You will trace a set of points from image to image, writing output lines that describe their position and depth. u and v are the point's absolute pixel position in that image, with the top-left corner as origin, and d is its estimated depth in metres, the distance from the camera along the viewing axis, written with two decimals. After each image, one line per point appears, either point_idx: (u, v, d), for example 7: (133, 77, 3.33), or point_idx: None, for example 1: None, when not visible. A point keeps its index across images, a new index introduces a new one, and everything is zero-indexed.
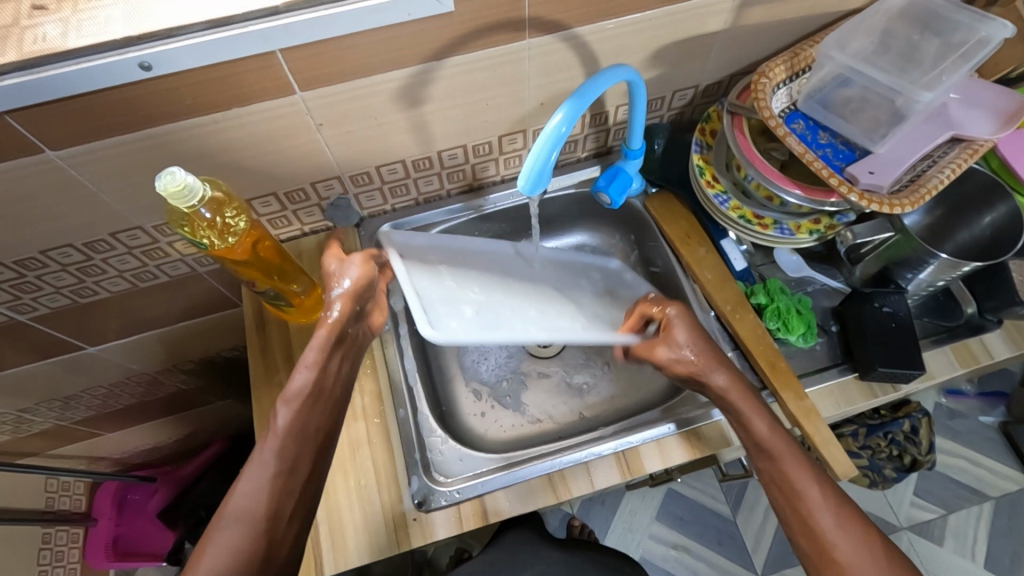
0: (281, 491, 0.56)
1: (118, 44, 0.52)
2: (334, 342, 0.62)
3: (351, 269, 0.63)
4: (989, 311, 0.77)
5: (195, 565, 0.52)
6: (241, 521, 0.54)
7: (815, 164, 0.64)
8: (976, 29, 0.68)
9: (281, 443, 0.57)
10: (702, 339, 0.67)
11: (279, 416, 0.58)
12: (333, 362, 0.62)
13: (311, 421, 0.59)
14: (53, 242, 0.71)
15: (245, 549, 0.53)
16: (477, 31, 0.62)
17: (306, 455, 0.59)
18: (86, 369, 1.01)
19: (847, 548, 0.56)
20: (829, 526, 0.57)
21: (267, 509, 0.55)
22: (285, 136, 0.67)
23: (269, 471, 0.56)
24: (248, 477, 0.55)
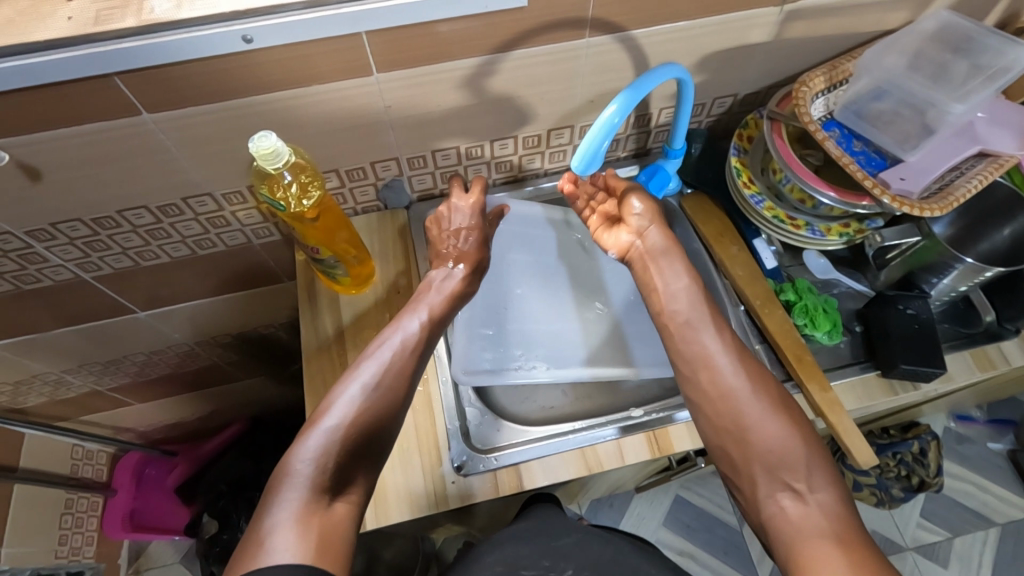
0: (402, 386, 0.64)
1: (224, 17, 0.58)
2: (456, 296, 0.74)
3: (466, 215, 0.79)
4: (1007, 320, 0.81)
5: (320, 421, 0.59)
6: (369, 392, 0.61)
7: (851, 167, 0.69)
8: (1005, 54, 0.72)
9: (401, 343, 0.67)
10: (651, 213, 0.72)
11: (409, 325, 0.69)
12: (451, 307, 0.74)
13: (429, 334, 0.70)
14: (129, 203, 0.76)
15: (369, 416, 0.59)
16: (542, 27, 0.67)
17: (419, 364, 0.67)
18: (132, 334, 1.05)
19: (756, 412, 0.61)
20: (754, 410, 0.61)
21: (390, 394, 0.62)
22: (356, 115, 0.72)
23: (396, 363, 0.65)
24: (376, 361, 0.64)
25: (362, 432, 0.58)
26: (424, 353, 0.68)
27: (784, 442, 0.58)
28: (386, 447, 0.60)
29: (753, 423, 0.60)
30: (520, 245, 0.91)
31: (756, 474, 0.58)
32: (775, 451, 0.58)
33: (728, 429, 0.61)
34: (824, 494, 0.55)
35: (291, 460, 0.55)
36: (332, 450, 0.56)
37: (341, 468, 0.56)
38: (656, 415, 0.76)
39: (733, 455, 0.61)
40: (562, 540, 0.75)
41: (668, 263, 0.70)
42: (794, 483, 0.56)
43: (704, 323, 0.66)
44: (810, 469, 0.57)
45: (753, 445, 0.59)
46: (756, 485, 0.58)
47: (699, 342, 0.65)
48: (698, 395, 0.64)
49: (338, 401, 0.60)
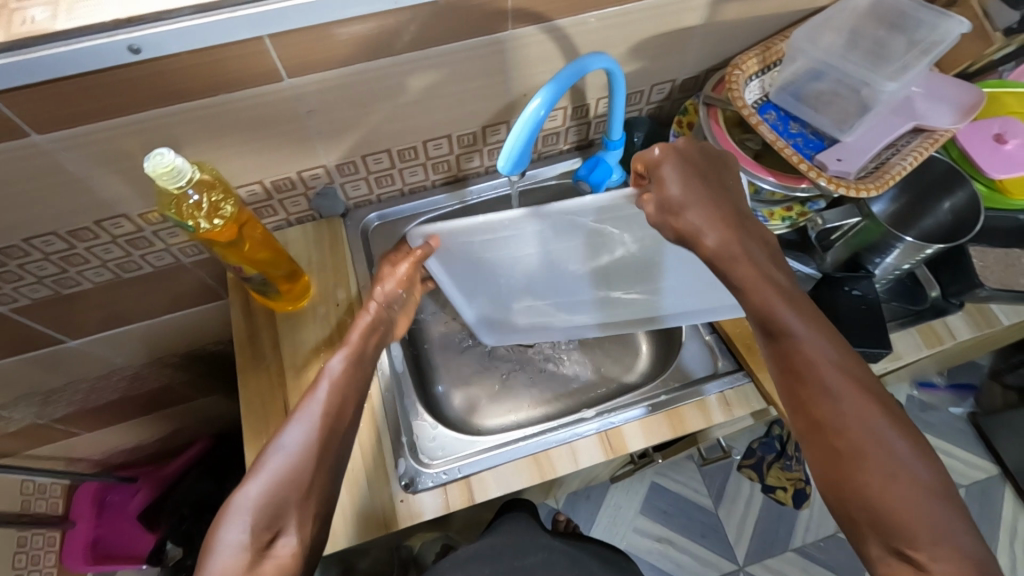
0: (329, 430, 0.58)
1: (108, 27, 0.53)
2: (370, 327, 0.68)
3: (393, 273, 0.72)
4: (953, 294, 0.80)
5: (244, 483, 0.53)
6: (290, 456, 0.55)
7: (786, 151, 0.68)
8: (937, 26, 0.71)
9: (336, 384, 0.62)
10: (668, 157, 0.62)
11: (333, 364, 0.63)
12: (365, 340, 0.67)
13: (360, 370, 0.65)
14: (36, 229, 0.71)
15: (297, 480, 0.54)
16: (461, 21, 0.64)
17: (351, 408, 0.62)
18: (67, 364, 0.99)
19: (874, 442, 0.48)
20: (877, 447, 0.48)
21: (317, 439, 0.57)
22: (272, 122, 0.68)
23: (321, 411, 0.59)
24: (302, 423, 0.57)
25: (294, 486, 0.54)
26: (338, 411, 0.60)
27: (913, 488, 0.46)
28: (317, 492, 0.55)
29: (872, 463, 0.48)
30: (499, 243, 0.74)
31: (864, 530, 0.48)
32: (887, 500, 0.47)
33: (831, 471, 0.50)
34: (951, 563, 0.44)
35: (219, 529, 0.51)
36: (264, 506, 0.52)
37: (270, 522, 0.52)
38: (609, 416, 0.75)
39: (840, 506, 0.49)
40: (528, 559, 0.75)
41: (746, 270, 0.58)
42: (912, 552, 0.45)
43: (815, 333, 0.54)
44: (937, 532, 0.45)
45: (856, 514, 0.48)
46: (866, 540, 0.48)
47: (798, 354, 0.53)
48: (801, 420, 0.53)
49: (263, 465, 0.54)
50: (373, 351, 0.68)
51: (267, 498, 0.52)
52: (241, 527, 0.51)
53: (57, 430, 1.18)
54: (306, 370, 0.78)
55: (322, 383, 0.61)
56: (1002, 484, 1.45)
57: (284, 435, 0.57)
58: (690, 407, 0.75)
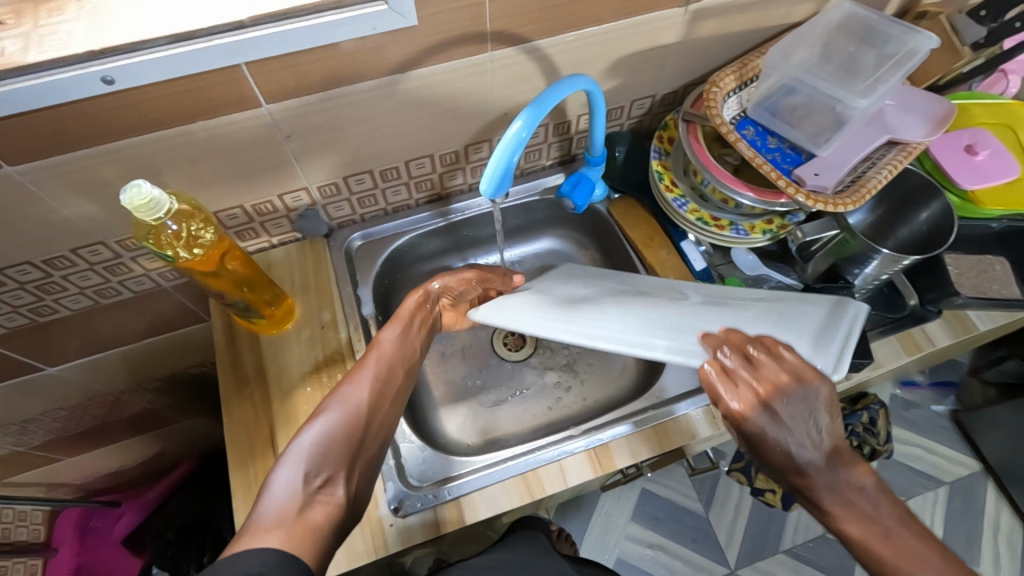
0: (379, 394, 0.61)
1: (80, 58, 0.52)
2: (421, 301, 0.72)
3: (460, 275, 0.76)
4: (930, 302, 0.82)
5: (298, 433, 0.54)
6: (346, 411, 0.57)
7: (765, 167, 0.69)
8: (906, 41, 0.73)
9: (384, 352, 0.65)
10: (748, 401, 0.48)
11: (387, 335, 0.67)
12: (414, 321, 0.70)
13: (409, 342, 0.68)
14: (11, 259, 0.69)
15: (352, 431, 0.56)
16: (439, 44, 0.64)
17: (400, 374, 0.65)
18: (46, 391, 0.97)
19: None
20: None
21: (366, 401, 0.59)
22: (252, 147, 0.67)
23: (372, 377, 0.61)
24: (359, 383, 0.60)
25: (347, 443, 0.55)
26: (386, 379, 0.62)
27: None
28: (364, 456, 0.56)
29: None
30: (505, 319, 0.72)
31: None
32: None
33: None
34: None
35: (272, 474, 0.50)
36: (320, 453, 0.52)
37: (321, 468, 0.52)
38: (596, 432, 0.75)
39: None
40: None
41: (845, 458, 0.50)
42: None
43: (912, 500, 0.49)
44: None
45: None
46: None
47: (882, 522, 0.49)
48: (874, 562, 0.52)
49: (314, 421, 0.55)
50: (421, 327, 0.71)
51: (324, 443, 0.54)
52: (300, 469, 0.51)
53: (37, 456, 1.15)
54: (291, 396, 0.77)
55: (374, 353, 0.64)
56: (985, 481, 1.48)
57: (339, 395, 0.59)
58: (676, 421, 0.75)
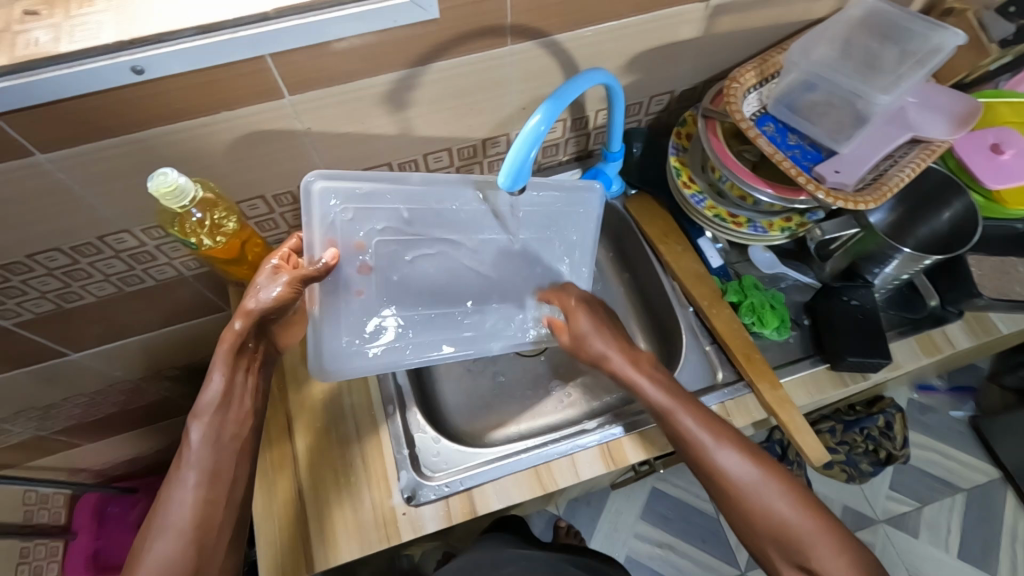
0: (212, 498, 0.56)
1: (110, 48, 0.54)
2: (234, 350, 0.60)
3: (275, 286, 0.61)
4: (950, 303, 0.81)
5: None
6: (178, 537, 0.53)
7: (785, 164, 0.68)
8: (930, 38, 0.72)
9: (201, 449, 0.56)
10: (571, 309, 0.76)
11: (192, 437, 0.56)
12: (239, 374, 0.61)
13: (233, 406, 0.60)
14: (39, 245, 0.71)
15: (182, 560, 0.53)
16: (459, 38, 0.64)
17: (227, 457, 0.58)
18: (69, 377, 1.00)
19: (771, 498, 0.62)
20: (753, 478, 0.63)
21: (194, 514, 0.55)
22: (273, 138, 0.69)
23: (193, 481, 0.55)
24: (180, 497, 0.54)
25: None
26: (216, 466, 0.57)
27: (795, 522, 0.61)
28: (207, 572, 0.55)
29: (786, 521, 0.61)
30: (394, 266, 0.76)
31: (770, 551, 0.63)
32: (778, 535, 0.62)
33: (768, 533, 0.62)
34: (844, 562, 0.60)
35: None
36: None
37: None
38: (609, 427, 0.75)
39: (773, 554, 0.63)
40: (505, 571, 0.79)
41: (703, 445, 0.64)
42: (807, 564, 0.61)
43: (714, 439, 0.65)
44: (827, 553, 0.60)
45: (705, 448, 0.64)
46: (777, 565, 0.63)
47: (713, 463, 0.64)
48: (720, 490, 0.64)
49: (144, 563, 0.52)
50: (245, 378, 0.61)
51: None
52: None
53: (58, 441, 1.18)
54: (308, 386, 0.78)
55: (184, 456, 0.56)
56: (1002, 487, 1.46)
57: (164, 511, 0.55)
58: None
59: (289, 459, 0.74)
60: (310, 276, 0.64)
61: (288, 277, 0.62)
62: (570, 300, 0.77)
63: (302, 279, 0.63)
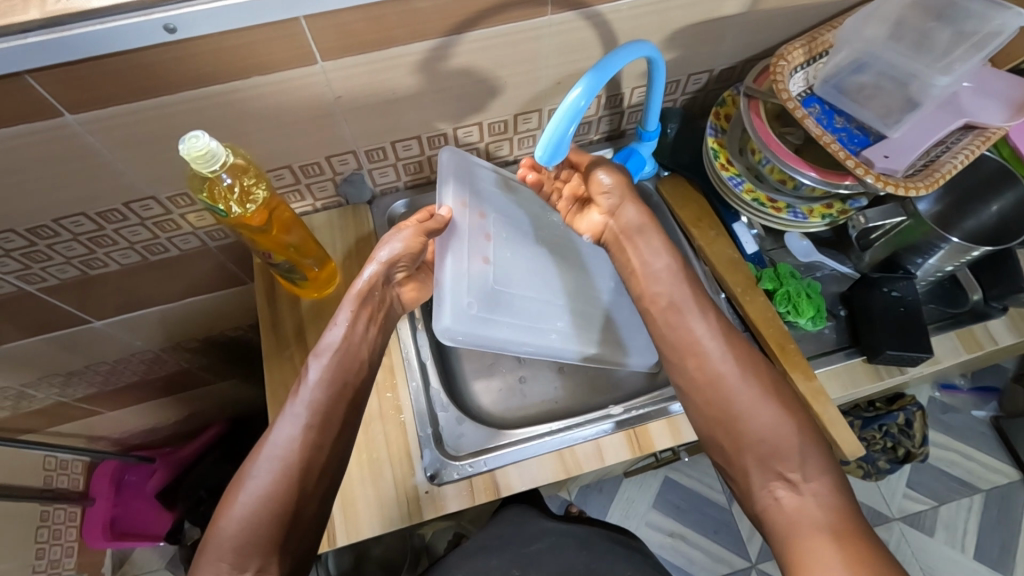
0: (317, 431, 0.61)
1: (142, 5, 0.52)
2: (361, 300, 0.68)
3: (400, 239, 0.69)
4: (994, 299, 0.78)
5: (220, 517, 0.56)
6: (273, 469, 0.58)
7: (833, 146, 0.65)
8: (989, 19, 0.68)
9: (315, 394, 0.63)
10: (620, 186, 0.71)
11: (310, 373, 0.64)
12: (359, 323, 0.68)
13: (351, 350, 0.66)
14: (65, 210, 0.70)
15: (280, 493, 0.57)
16: (498, 6, 0.62)
17: (337, 407, 0.64)
18: (91, 345, 1.00)
19: (744, 397, 0.61)
20: (746, 394, 0.61)
21: (305, 442, 0.60)
22: (303, 107, 0.67)
23: (301, 422, 0.61)
24: (285, 425, 0.61)
25: (274, 512, 0.56)
26: (331, 404, 0.63)
27: (772, 428, 0.59)
28: (299, 521, 0.58)
29: (742, 412, 0.60)
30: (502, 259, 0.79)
31: (747, 463, 0.59)
32: (761, 439, 0.59)
33: (716, 418, 0.62)
34: (817, 483, 0.56)
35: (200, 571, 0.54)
36: (241, 544, 0.54)
37: (246, 556, 0.54)
38: (635, 413, 0.74)
39: (724, 444, 0.62)
40: (532, 546, 0.78)
41: (732, 366, 0.63)
42: (787, 473, 0.57)
43: (696, 305, 0.67)
44: (802, 455, 0.57)
45: (706, 354, 0.64)
46: (747, 468, 0.59)
47: (685, 326, 0.66)
48: (684, 381, 0.65)
49: (247, 481, 0.58)
50: (366, 327, 0.68)
51: (254, 517, 0.55)
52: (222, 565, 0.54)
53: (79, 409, 1.19)
54: None
55: (300, 393, 0.63)
56: None
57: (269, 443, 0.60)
58: None
59: None
60: (433, 230, 0.71)
61: (408, 231, 0.69)
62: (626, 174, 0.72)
63: (424, 232, 0.70)
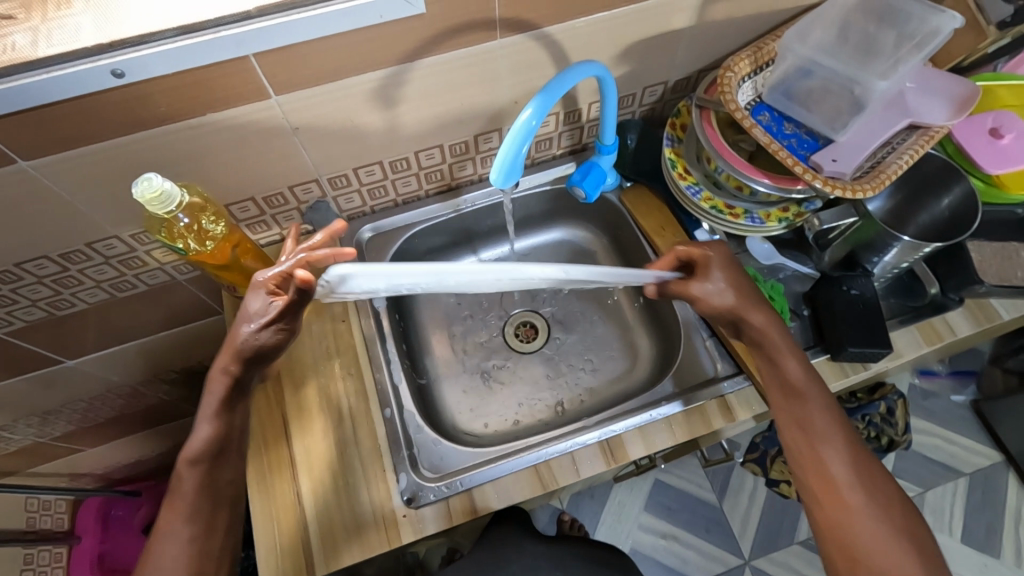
0: (207, 533, 0.59)
1: (89, 52, 0.52)
2: (229, 396, 0.63)
3: (261, 324, 0.58)
4: (951, 291, 0.80)
5: None
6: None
7: (781, 153, 0.67)
8: (928, 20, 0.71)
9: (189, 500, 0.59)
10: (739, 300, 0.69)
11: (187, 484, 0.60)
12: (234, 415, 0.64)
13: (222, 446, 0.62)
14: (27, 254, 0.70)
15: None
16: (448, 32, 0.63)
17: (214, 509, 0.61)
18: (65, 384, 0.99)
19: (863, 511, 0.60)
20: (862, 514, 0.60)
21: (197, 553, 0.58)
22: (261, 140, 0.67)
23: (185, 534, 0.58)
24: (167, 542, 0.57)
25: None
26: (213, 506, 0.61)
27: (887, 548, 0.58)
28: None
29: (855, 527, 0.60)
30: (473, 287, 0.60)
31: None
32: (867, 559, 0.58)
33: (832, 526, 0.61)
34: None
35: None
36: None
37: None
38: (609, 424, 0.75)
39: (831, 552, 0.61)
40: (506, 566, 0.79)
41: (851, 483, 0.61)
42: None
43: (824, 419, 0.64)
44: None
45: (823, 459, 0.63)
46: None
47: (813, 426, 0.64)
48: (805, 480, 0.64)
49: None
50: (234, 412, 0.64)
51: None
52: None
53: (58, 448, 1.17)
54: (304, 388, 0.77)
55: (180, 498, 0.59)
56: (1005, 471, 1.45)
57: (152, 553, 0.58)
58: (691, 411, 0.75)
59: (287, 463, 0.73)
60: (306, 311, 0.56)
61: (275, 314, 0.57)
62: (733, 273, 0.70)
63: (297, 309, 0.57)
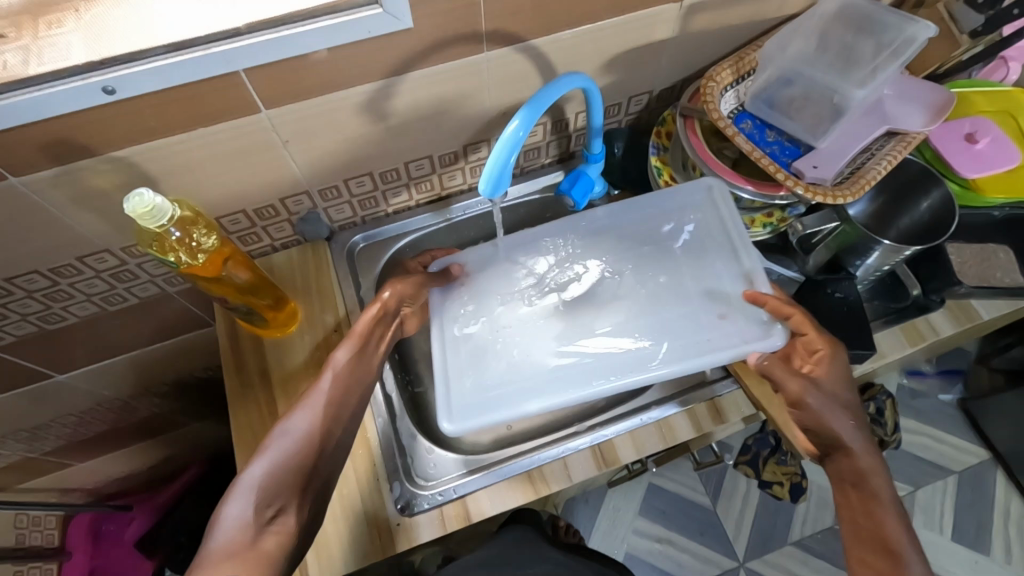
0: (318, 452, 0.64)
1: (80, 70, 0.53)
2: (375, 322, 0.73)
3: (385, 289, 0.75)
4: (932, 292, 0.82)
5: (227, 503, 0.57)
6: (288, 448, 0.62)
7: (763, 161, 0.69)
8: (903, 29, 0.72)
9: (330, 381, 0.68)
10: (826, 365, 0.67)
11: (252, 471, 0.59)
12: (374, 340, 0.73)
13: (364, 362, 0.72)
14: (18, 269, 0.70)
15: (289, 476, 0.60)
16: (434, 46, 0.64)
17: (344, 408, 0.68)
18: (55, 398, 0.98)
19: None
20: None
21: (319, 441, 0.64)
22: (252, 153, 0.68)
23: (317, 411, 0.65)
24: (302, 415, 0.64)
25: (288, 479, 0.60)
26: (340, 415, 0.67)
27: None
28: (312, 485, 0.63)
29: None
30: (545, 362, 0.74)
31: None
32: None
33: None
34: None
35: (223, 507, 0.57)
36: (262, 494, 0.58)
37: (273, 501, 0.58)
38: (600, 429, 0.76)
39: None
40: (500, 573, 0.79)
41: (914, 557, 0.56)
42: None
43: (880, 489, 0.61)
44: None
45: (879, 521, 0.59)
46: None
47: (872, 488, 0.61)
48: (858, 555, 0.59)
49: (262, 457, 0.60)
50: (376, 345, 0.74)
51: (268, 486, 0.59)
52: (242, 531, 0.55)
53: (48, 463, 1.16)
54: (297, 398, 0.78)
55: (240, 484, 0.58)
56: (993, 469, 1.47)
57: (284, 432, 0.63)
58: (679, 415, 0.76)
59: None
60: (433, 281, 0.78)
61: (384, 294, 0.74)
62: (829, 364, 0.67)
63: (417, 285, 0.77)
